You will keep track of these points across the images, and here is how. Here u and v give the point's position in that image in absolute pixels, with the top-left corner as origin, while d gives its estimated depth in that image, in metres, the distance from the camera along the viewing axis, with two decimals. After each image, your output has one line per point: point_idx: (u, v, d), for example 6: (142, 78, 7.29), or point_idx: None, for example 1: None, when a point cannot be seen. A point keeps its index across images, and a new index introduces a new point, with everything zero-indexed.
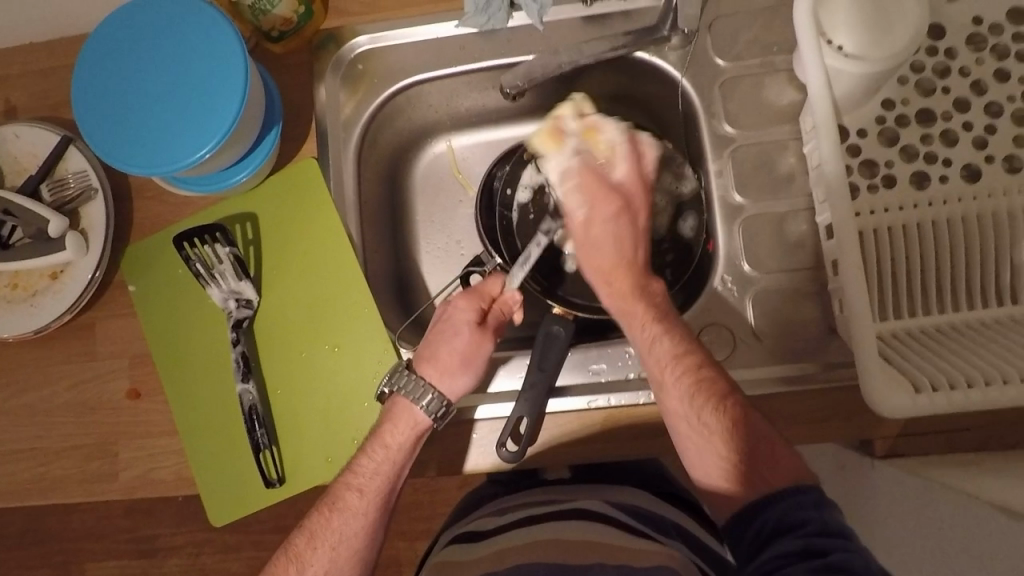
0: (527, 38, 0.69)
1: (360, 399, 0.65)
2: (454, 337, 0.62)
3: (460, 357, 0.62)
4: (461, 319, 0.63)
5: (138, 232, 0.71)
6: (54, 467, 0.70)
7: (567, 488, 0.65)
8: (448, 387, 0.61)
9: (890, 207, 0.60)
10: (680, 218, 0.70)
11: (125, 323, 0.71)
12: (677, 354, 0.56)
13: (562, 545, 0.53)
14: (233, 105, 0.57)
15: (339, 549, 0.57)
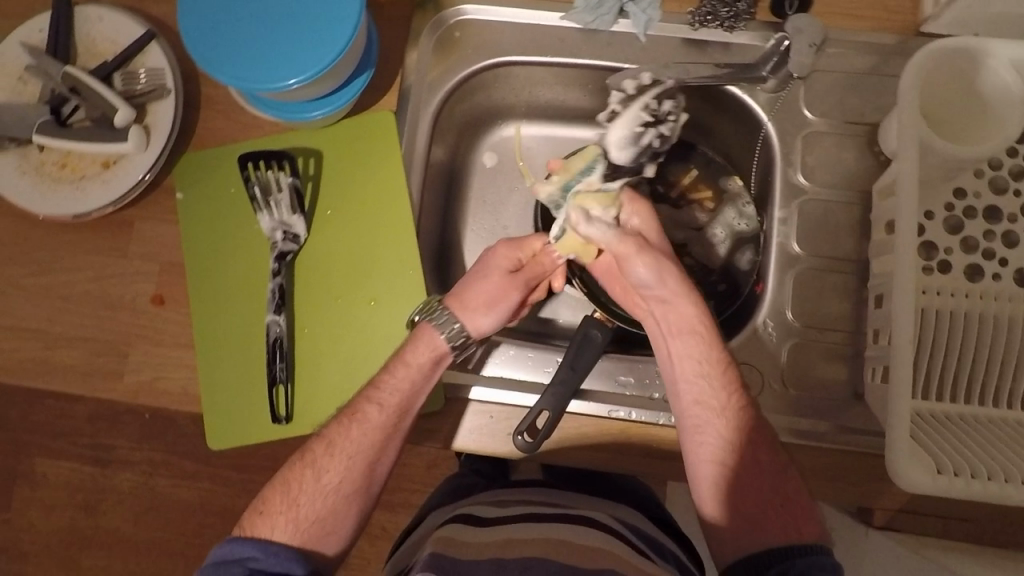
0: (627, 45, 0.69)
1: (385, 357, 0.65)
2: (489, 278, 0.63)
3: (490, 298, 0.63)
4: (498, 265, 0.64)
5: (199, 142, 0.70)
6: (60, 354, 0.69)
7: (556, 492, 0.67)
8: (471, 324, 0.62)
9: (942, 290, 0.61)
10: (737, 250, 0.71)
11: (164, 229, 0.70)
12: (730, 391, 0.59)
13: (564, 545, 0.56)
14: (326, 58, 0.57)
15: (353, 460, 0.60)
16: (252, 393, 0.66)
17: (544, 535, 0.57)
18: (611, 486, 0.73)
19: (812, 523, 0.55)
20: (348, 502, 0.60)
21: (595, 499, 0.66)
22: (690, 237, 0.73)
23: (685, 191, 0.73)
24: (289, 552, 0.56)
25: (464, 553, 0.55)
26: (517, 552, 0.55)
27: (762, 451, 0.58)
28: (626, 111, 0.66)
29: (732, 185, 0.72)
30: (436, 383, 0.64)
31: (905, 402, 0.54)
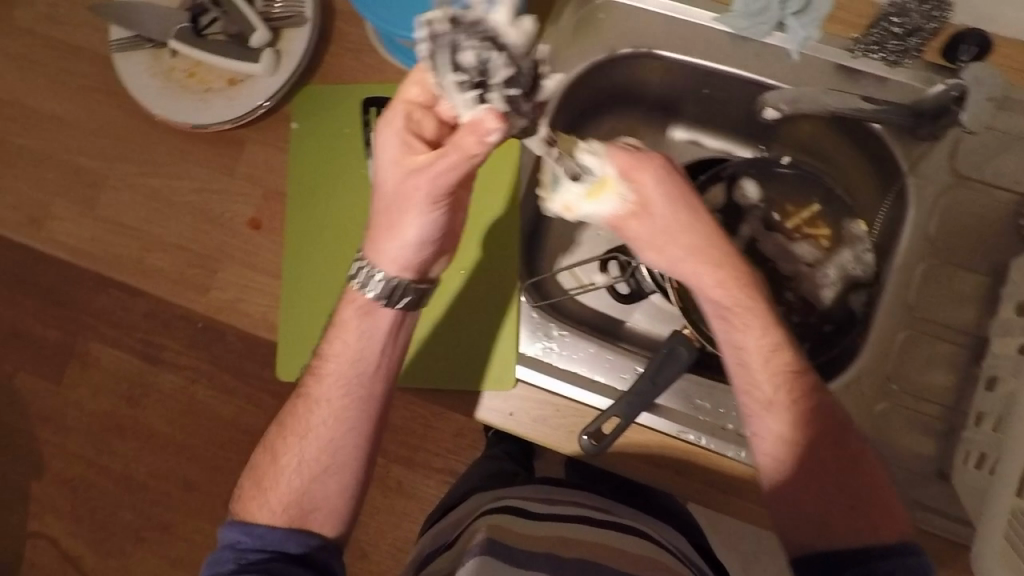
0: (776, 60, 0.66)
1: (472, 323, 0.68)
2: (383, 163, 0.51)
3: (411, 192, 0.50)
4: (389, 152, 0.51)
5: (322, 76, 0.70)
6: (153, 257, 0.70)
7: (592, 497, 0.73)
8: (394, 234, 0.52)
9: None
10: (848, 293, 0.66)
11: (273, 156, 0.70)
12: (787, 386, 0.54)
13: (618, 554, 0.61)
14: None
15: (326, 442, 0.57)
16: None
17: (601, 541, 0.63)
18: (651, 501, 0.78)
19: (892, 519, 0.53)
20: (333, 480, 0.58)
21: (638, 513, 0.72)
22: (799, 272, 0.68)
23: (800, 225, 0.68)
24: (276, 533, 0.56)
25: (519, 539, 0.60)
26: (577, 556, 0.60)
27: (825, 447, 0.54)
28: (441, 78, 0.47)
29: (854, 229, 0.66)
30: (510, 362, 0.65)
31: (1010, 496, 0.51)
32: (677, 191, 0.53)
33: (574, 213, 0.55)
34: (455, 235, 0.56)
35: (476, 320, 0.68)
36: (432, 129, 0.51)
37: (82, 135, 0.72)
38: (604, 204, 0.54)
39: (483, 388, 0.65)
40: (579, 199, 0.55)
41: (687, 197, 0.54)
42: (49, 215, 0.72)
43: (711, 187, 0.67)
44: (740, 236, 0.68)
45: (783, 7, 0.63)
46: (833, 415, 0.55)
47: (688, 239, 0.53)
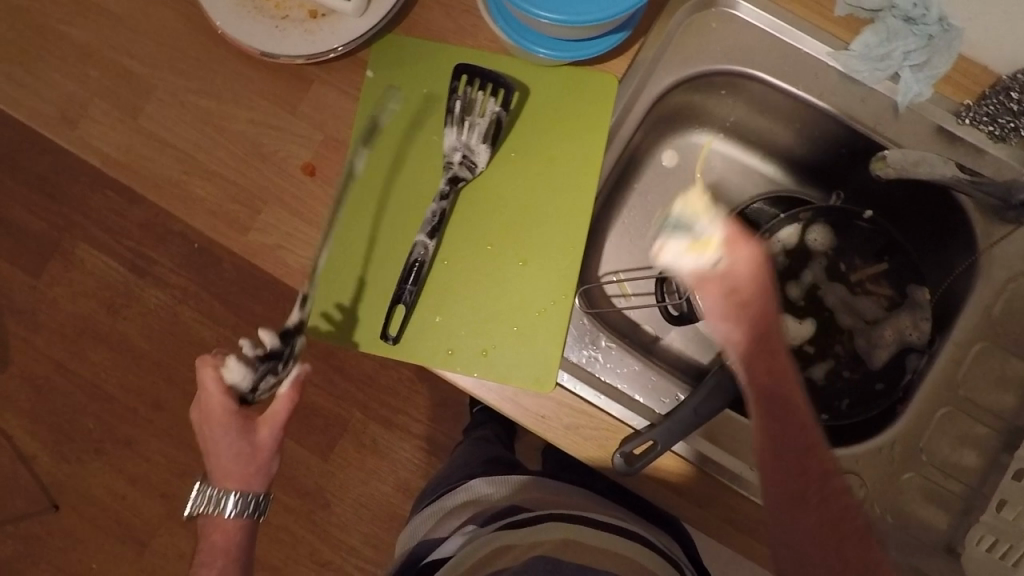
0: (880, 109, 0.64)
1: (515, 322, 0.63)
2: (225, 445, 0.58)
3: (244, 453, 0.58)
4: (229, 446, 0.58)
5: (409, 29, 0.66)
6: (193, 182, 0.65)
7: (571, 495, 0.80)
8: (237, 488, 0.59)
9: None
10: (900, 357, 0.65)
11: (340, 101, 0.65)
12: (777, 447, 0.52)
13: (616, 561, 0.69)
14: (608, 9, 0.53)
15: (237, 542, 0.61)
16: (377, 303, 0.64)
17: (598, 543, 0.70)
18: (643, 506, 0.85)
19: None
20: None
21: (629, 514, 0.80)
22: (858, 327, 0.67)
23: (864, 280, 0.68)
24: None
25: (516, 558, 0.67)
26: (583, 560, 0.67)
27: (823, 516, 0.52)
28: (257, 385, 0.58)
29: (921, 295, 0.65)
30: (550, 365, 0.62)
31: None
32: (728, 292, 0.51)
33: (662, 254, 0.52)
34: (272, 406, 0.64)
35: (519, 318, 0.63)
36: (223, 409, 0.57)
37: (135, 36, 0.67)
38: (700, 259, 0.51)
39: (522, 384, 0.62)
40: (681, 249, 0.51)
41: (750, 307, 0.51)
42: (84, 114, 0.66)
43: (786, 226, 0.67)
44: (808, 271, 0.68)
45: (903, 58, 0.61)
46: (831, 469, 0.53)
47: (721, 314, 0.52)
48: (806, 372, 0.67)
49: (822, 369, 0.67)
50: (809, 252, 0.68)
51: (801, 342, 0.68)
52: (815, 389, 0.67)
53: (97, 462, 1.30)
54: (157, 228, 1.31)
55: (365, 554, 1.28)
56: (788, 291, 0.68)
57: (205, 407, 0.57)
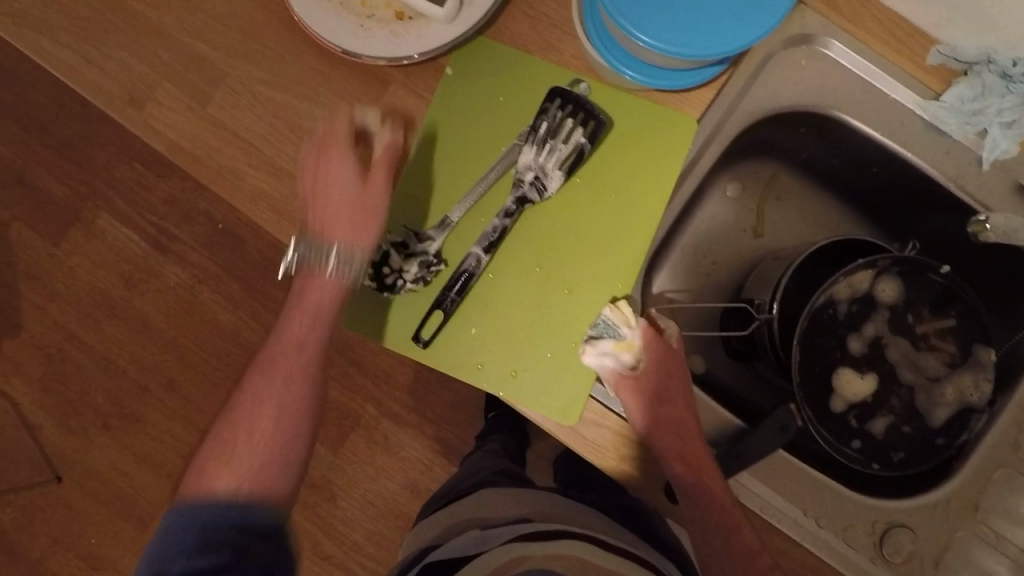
0: (960, 164, 0.64)
1: (553, 345, 0.62)
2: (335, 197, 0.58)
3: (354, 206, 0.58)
4: (342, 177, 0.58)
5: (491, 37, 0.64)
6: (261, 177, 0.64)
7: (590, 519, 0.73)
8: (342, 240, 0.58)
9: None
10: (959, 416, 0.65)
11: (414, 107, 0.64)
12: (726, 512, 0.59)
13: None
14: (708, 49, 0.52)
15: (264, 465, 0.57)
16: (416, 303, 0.62)
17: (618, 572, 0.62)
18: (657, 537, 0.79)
19: None
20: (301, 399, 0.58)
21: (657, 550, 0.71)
22: (919, 383, 0.66)
23: (930, 333, 0.66)
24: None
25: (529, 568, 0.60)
26: None
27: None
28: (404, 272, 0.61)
29: (985, 354, 0.64)
30: (577, 399, 0.61)
31: None
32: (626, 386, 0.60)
33: (585, 352, 0.60)
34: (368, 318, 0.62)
35: (562, 343, 0.62)
36: (343, 138, 0.59)
37: (209, 20, 0.65)
38: (617, 357, 0.60)
39: (548, 408, 0.61)
40: (607, 350, 0.60)
41: (650, 401, 0.60)
42: (154, 96, 0.64)
43: (862, 271, 0.65)
44: (871, 324, 0.66)
45: (995, 115, 0.60)
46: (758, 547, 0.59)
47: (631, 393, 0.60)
48: (867, 425, 0.66)
49: (881, 422, 0.66)
50: (871, 307, 0.66)
51: (863, 395, 0.66)
52: (873, 443, 0.65)
53: (105, 436, 1.27)
54: (183, 204, 1.28)
55: (369, 552, 1.26)
56: (851, 342, 0.66)
57: (319, 144, 0.58)
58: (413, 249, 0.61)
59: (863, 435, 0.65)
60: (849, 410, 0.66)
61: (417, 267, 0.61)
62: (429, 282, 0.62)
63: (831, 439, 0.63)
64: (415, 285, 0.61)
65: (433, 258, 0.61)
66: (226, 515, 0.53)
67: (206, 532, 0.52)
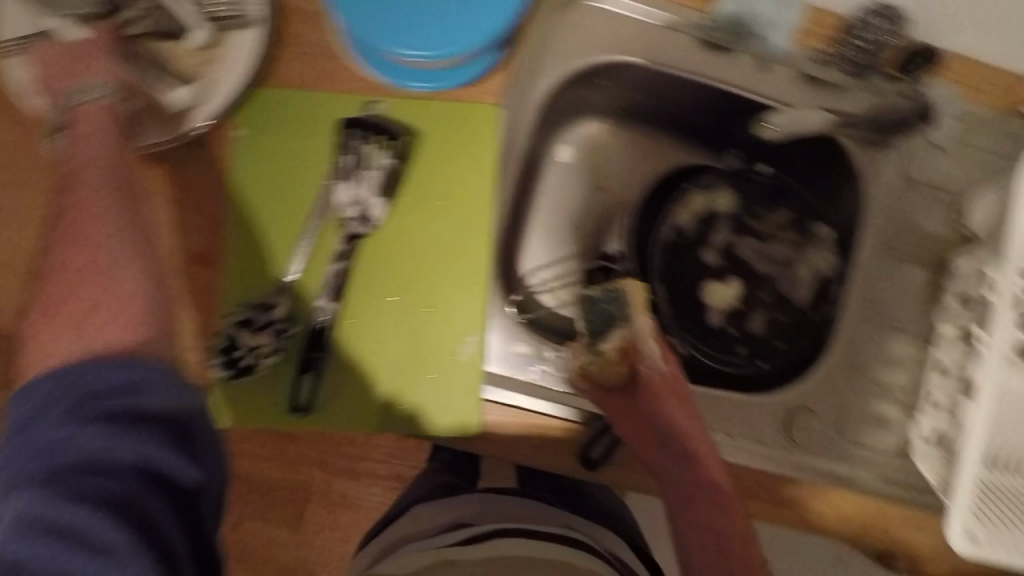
0: (746, 69, 0.66)
1: (434, 365, 0.62)
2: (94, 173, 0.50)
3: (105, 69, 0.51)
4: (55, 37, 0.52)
5: (267, 83, 0.61)
6: None
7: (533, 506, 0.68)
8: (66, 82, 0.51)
9: None
10: (822, 293, 0.71)
11: (214, 180, 0.60)
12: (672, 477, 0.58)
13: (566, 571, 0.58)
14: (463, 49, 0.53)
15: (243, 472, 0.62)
16: (282, 372, 0.61)
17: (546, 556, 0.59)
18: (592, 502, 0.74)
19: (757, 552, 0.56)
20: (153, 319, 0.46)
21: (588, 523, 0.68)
22: (775, 272, 0.72)
23: (772, 228, 0.73)
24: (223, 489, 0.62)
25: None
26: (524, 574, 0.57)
27: (698, 510, 0.57)
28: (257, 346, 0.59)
29: (820, 229, 0.72)
30: (472, 406, 0.62)
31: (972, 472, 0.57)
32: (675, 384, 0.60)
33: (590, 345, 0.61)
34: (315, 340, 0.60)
35: (440, 359, 0.62)
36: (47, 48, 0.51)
37: None
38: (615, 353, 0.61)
39: (445, 430, 0.62)
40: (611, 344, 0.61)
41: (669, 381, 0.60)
42: None
43: (694, 193, 0.71)
44: (717, 237, 0.73)
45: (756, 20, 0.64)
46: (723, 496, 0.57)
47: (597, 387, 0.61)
48: (746, 325, 0.72)
49: (757, 318, 0.72)
50: (709, 220, 0.73)
51: (732, 301, 0.72)
52: (750, 342, 0.71)
53: None
54: None
55: None
56: (704, 259, 0.72)
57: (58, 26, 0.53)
58: (259, 322, 0.59)
59: (739, 337, 0.71)
60: (726, 321, 0.71)
61: (269, 337, 0.60)
62: (286, 348, 0.61)
63: (704, 348, 0.70)
64: (273, 356, 0.60)
65: (283, 324, 0.60)
66: (128, 397, 0.40)
67: (97, 410, 0.40)
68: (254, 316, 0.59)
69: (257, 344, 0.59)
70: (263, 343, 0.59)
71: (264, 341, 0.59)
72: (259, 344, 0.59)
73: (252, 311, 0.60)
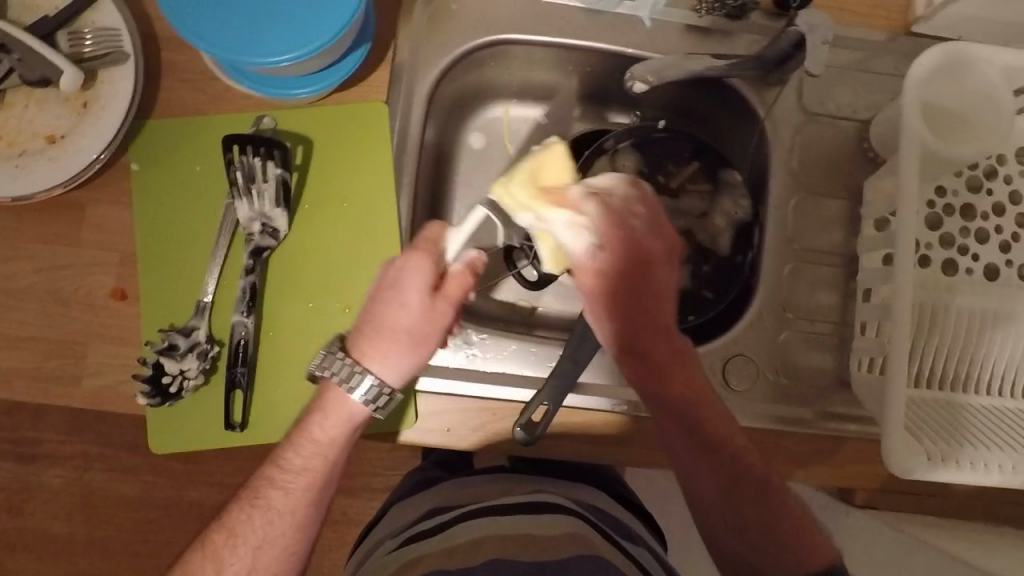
0: (629, 29, 0.68)
1: None
2: (327, 422, 0.54)
3: (400, 334, 0.51)
4: None
5: (161, 113, 0.63)
6: (0, 355, 0.59)
7: (517, 481, 0.69)
8: None
9: (939, 284, 0.61)
10: (740, 236, 0.71)
11: (123, 214, 0.62)
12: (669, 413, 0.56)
13: (541, 541, 0.58)
14: (311, 43, 0.52)
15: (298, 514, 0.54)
16: (212, 394, 0.61)
17: (517, 531, 0.59)
18: (576, 468, 0.75)
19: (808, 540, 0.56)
20: (279, 569, 0.55)
21: (568, 485, 0.70)
22: (692, 223, 0.73)
23: (684, 182, 0.73)
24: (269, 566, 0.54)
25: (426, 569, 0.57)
26: (487, 555, 0.56)
27: (715, 469, 0.56)
28: (182, 368, 0.59)
29: (731, 174, 0.72)
30: (405, 401, 0.61)
31: (901, 390, 0.56)
32: (597, 224, 0.51)
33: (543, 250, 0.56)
34: (374, 319, 0.52)
35: None
36: None
37: None
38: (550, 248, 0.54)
39: (383, 432, 0.61)
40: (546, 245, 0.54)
41: (607, 237, 0.51)
42: None
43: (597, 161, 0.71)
44: None
45: None
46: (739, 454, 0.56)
47: (589, 300, 0.54)
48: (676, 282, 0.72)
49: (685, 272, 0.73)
50: None
51: None
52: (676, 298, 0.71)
53: None
54: None
55: None
56: None
57: None
58: (183, 347, 0.59)
59: None
60: None
61: (193, 358, 0.59)
62: (213, 369, 0.61)
63: None
64: (200, 379, 0.60)
65: (206, 344, 0.60)
66: None
67: None
68: (175, 340, 0.59)
69: (184, 368, 0.59)
70: (190, 366, 0.59)
71: (188, 364, 0.59)
72: (183, 365, 0.59)
73: (173, 334, 0.59)
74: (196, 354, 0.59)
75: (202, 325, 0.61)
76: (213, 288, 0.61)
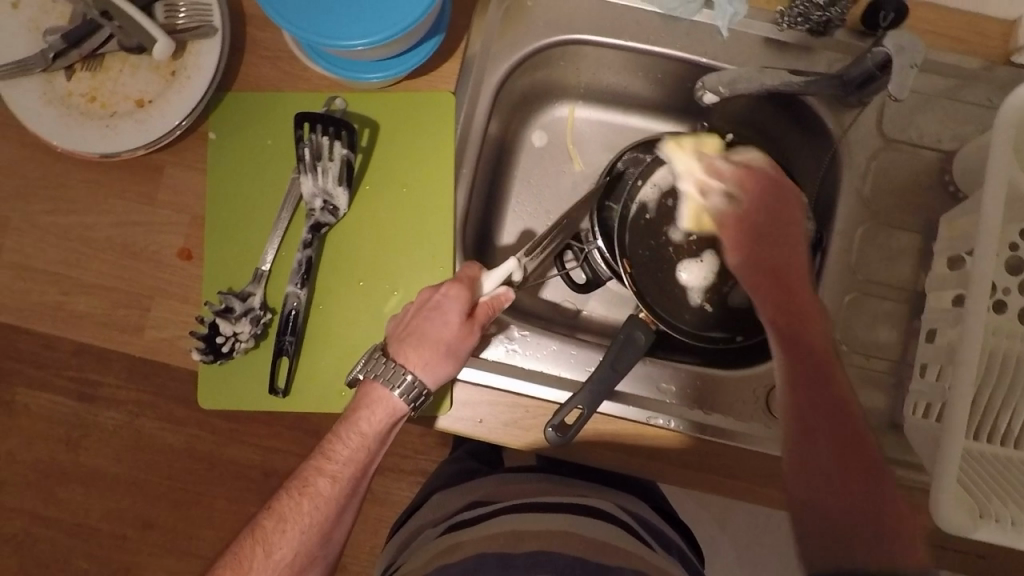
0: (706, 37, 0.66)
1: None
2: (373, 418, 0.55)
3: (441, 348, 0.55)
4: None
5: (240, 87, 0.66)
6: (74, 300, 0.63)
7: (556, 480, 0.69)
8: None
9: (1013, 332, 0.57)
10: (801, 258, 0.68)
11: (196, 179, 0.65)
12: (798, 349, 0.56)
13: (587, 542, 0.57)
14: (334, 40, 0.53)
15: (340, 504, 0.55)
16: (260, 358, 0.63)
17: (561, 527, 0.59)
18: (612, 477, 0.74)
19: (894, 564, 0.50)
20: (320, 558, 0.55)
21: (608, 490, 0.69)
22: None
23: None
24: (310, 556, 0.54)
25: (470, 551, 0.57)
26: (532, 546, 0.56)
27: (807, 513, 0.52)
28: (236, 331, 0.62)
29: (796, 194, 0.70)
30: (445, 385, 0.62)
31: (959, 440, 0.53)
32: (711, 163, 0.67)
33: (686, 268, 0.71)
34: (413, 334, 0.56)
35: None
36: None
37: None
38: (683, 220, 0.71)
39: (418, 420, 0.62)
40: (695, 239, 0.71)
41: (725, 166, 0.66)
42: None
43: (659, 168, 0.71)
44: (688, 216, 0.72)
45: None
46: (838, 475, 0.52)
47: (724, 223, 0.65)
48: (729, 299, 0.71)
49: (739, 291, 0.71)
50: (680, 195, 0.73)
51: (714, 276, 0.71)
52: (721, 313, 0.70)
53: None
54: None
55: None
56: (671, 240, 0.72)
57: None
58: (238, 310, 0.62)
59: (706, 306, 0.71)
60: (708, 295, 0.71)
61: (246, 322, 0.62)
62: (264, 334, 0.63)
63: (684, 327, 0.68)
64: (250, 344, 0.62)
65: (259, 310, 0.62)
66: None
67: None
68: (231, 304, 0.62)
69: (237, 331, 0.62)
70: (243, 330, 0.62)
71: (240, 328, 0.62)
72: (237, 329, 0.62)
73: (230, 298, 0.62)
74: (249, 318, 0.62)
75: (257, 293, 0.63)
76: (272, 256, 0.63)
